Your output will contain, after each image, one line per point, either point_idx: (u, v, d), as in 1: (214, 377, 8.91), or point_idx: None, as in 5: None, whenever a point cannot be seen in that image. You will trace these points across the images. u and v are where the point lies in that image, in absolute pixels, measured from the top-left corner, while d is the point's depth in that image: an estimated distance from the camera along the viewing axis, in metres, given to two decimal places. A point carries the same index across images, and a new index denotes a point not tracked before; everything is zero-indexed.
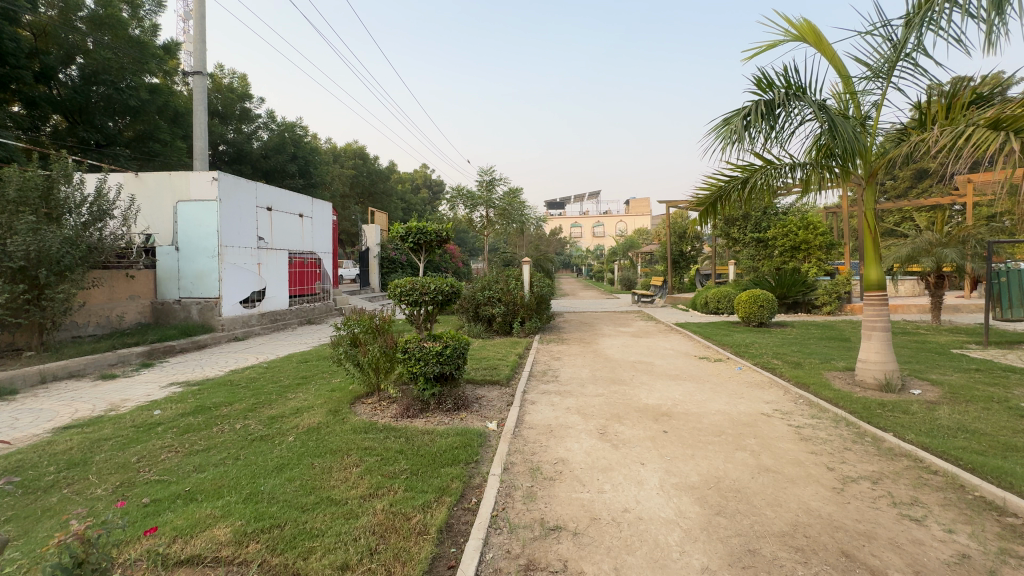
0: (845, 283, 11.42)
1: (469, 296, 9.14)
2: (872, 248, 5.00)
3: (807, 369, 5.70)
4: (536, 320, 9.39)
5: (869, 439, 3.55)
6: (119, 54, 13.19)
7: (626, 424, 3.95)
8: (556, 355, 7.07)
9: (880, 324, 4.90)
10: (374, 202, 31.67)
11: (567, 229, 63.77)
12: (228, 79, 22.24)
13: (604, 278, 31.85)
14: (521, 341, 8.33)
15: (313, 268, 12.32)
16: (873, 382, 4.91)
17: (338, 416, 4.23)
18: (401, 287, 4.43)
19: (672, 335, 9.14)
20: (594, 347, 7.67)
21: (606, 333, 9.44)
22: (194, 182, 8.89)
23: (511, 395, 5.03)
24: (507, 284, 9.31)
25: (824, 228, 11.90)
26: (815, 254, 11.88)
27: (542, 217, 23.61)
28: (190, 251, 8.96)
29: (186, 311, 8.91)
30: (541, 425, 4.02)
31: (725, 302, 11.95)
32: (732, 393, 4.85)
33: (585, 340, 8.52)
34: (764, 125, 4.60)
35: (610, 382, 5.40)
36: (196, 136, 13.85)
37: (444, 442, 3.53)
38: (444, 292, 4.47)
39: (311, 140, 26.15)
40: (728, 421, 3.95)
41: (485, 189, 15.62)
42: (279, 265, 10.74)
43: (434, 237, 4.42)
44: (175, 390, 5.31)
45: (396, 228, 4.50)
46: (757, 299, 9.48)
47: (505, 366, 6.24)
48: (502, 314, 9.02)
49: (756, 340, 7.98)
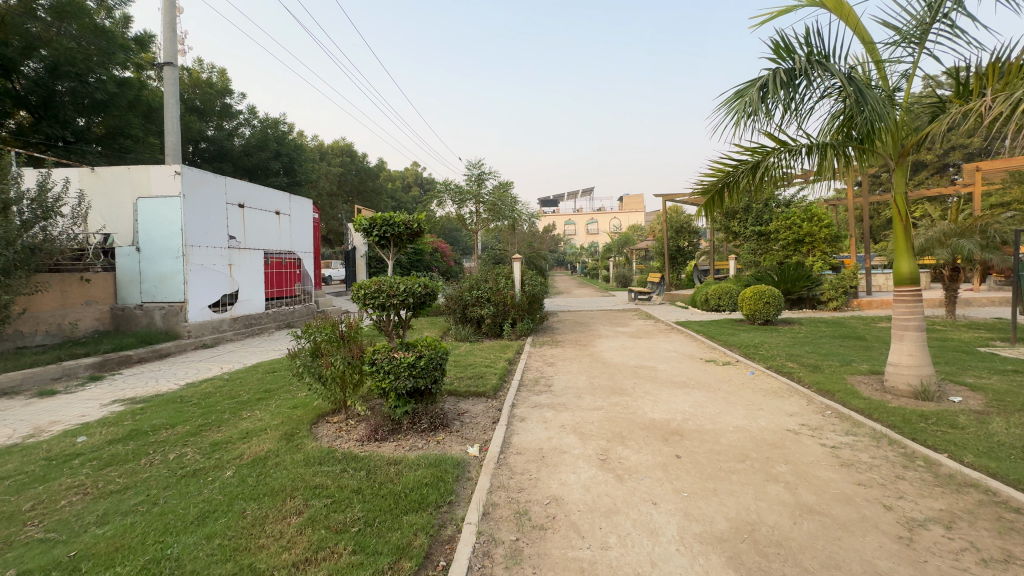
0: (851, 277, 10.94)
1: (456, 296, 8.56)
2: (901, 239, 4.46)
3: (828, 374, 5.14)
4: (529, 321, 8.79)
5: (921, 463, 2.97)
6: (84, 45, 12.28)
7: (630, 446, 3.35)
8: (550, 360, 6.48)
9: (913, 323, 4.36)
10: (363, 201, 30.97)
11: (561, 226, 63.26)
12: (207, 73, 21.37)
13: (599, 276, 31.30)
14: (512, 344, 7.73)
15: (292, 269, 11.64)
16: (907, 388, 4.34)
17: (294, 440, 3.60)
18: (366, 289, 3.73)
19: (672, 334, 8.59)
20: (590, 350, 7.07)
21: (604, 333, 8.84)
22: (155, 177, 8.20)
23: (497, 410, 4.42)
24: (496, 283, 8.70)
25: (828, 219, 11.36)
26: (819, 248, 11.32)
27: (535, 213, 23.00)
28: (152, 253, 8.26)
29: (149, 317, 8.21)
30: (532, 449, 3.40)
31: (726, 299, 11.44)
32: (748, 404, 4.26)
33: (581, 342, 7.92)
34: (784, 97, 3.99)
35: (610, 391, 4.82)
36: (168, 131, 13.07)
37: (412, 476, 2.91)
38: (416, 294, 3.80)
39: (296, 137, 25.32)
40: (750, 442, 3.35)
41: (474, 184, 15.00)
42: (253, 265, 10.04)
43: (408, 225, 3.73)
44: (115, 410, 4.64)
45: (359, 219, 3.78)
46: (763, 296, 8.92)
47: (493, 374, 5.62)
48: (491, 316, 8.43)
49: (765, 339, 7.42)
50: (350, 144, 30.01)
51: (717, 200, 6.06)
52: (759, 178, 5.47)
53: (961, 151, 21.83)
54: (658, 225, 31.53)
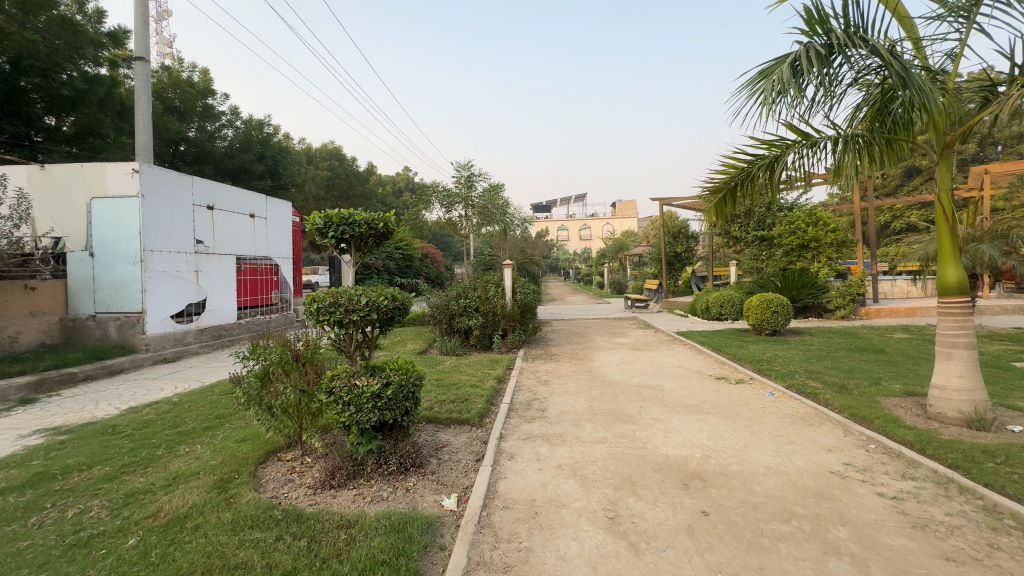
0: (858, 284, 10.45)
1: (441, 305, 7.94)
2: (945, 242, 3.91)
3: (859, 396, 4.54)
4: (520, 332, 8.11)
5: (1011, 523, 2.36)
6: (50, 38, 11.55)
7: (644, 498, 2.70)
8: (544, 378, 5.81)
9: (963, 340, 3.78)
10: (352, 205, 30.23)
11: (554, 231, 62.80)
12: (188, 73, 20.54)
13: (593, 282, 30.81)
14: (502, 358, 7.07)
15: (268, 276, 10.91)
16: (957, 416, 3.75)
17: (228, 490, 2.92)
18: (319, 304, 2.99)
19: (675, 346, 7.99)
20: (588, 366, 6.41)
21: (601, 345, 8.19)
22: (111, 175, 7.48)
23: (482, 443, 3.76)
24: (485, 291, 8.06)
25: (834, 223, 10.88)
26: (825, 253, 10.78)
27: (527, 218, 22.43)
28: (107, 258, 7.52)
29: (103, 329, 7.47)
30: (522, 502, 2.74)
31: (728, 306, 10.87)
32: (776, 435, 3.64)
33: (577, 355, 7.26)
34: (822, 73, 3.38)
35: (614, 419, 4.16)
36: (140, 129, 12.29)
37: (365, 548, 2.24)
38: (383, 308, 3.09)
39: (281, 140, 24.54)
40: (790, 491, 2.73)
41: (464, 186, 14.42)
42: (224, 272, 9.32)
43: (373, 223, 3.05)
44: (28, 445, 3.90)
45: (312, 218, 3.07)
46: (770, 304, 8.35)
47: (479, 396, 4.96)
48: (480, 326, 7.77)
49: (776, 352, 6.83)
50: (338, 147, 29.32)
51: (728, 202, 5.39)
52: (778, 175, 4.88)
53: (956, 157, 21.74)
54: (652, 230, 31.11)
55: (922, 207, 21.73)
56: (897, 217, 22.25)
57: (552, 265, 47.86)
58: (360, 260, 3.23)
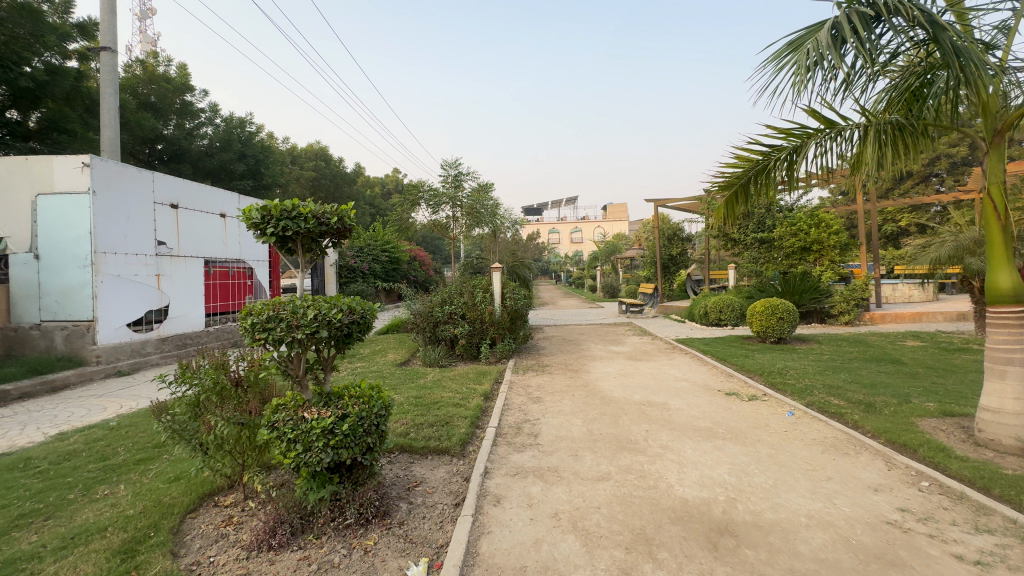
0: (863, 288, 10.03)
1: (425, 312, 7.38)
2: (996, 242, 3.41)
3: (891, 416, 4.04)
4: (511, 341, 7.53)
5: None
6: (9, 25, 10.74)
7: (664, 566, 2.13)
8: (536, 394, 5.23)
9: (1019, 356, 3.29)
10: None
11: (545, 234, 62.44)
12: (164, 68, 19.62)
13: (585, 285, 30.38)
14: (490, 370, 6.49)
15: (241, 280, 10.23)
16: (1014, 445, 3.24)
17: (136, 558, 2.30)
18: (254, 319, 2.36)
19: (675, 355, 7.47)
20: (584, 379, 5.85)
21: (597, 354, 7.65)
22: (58, 169, 6.78)
23: (464, 481, 3.17)
24: (472, 297, 7.47)
25: (837, 225, 10.44)
26: (827, 256, 10.35)
27: (517, 220, 21.92)
28: (54, 261, 6.81)
29: (48, 339, 6.76)
30: (510, 572, 2.15)
31: (728, 311, 10.43)
32: (811, 471, 3.10)
33: (571, 367, 6.70)
34: (867, 40, 2.86)
35: (618, 447, 3.59)
36: (107, 123, 11.52)
37: None
38: (337, 325, 2.46)
39: (263, 139, 23.71)
40: (846, 554, 2.18)
41: (451, 185, 13.85)
42: (190, 276, 8.62)
43: (324, 215, 2.43)
44: None
45: (247, 210, 2.41)
46: (775, 310, 7.88)
47: (463, 417, 4.37)
48: (466, 335, 7.20)
49: (786, 363, 6.33)
50: (324, 147, 28.56)
51: (740, 199, 4.84)
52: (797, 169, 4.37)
53: (946, 160, 21.72)
54: (644, 233, 30.80)
55: (913, 210, 21.67)
56: (888, 221, 22.16)
57: (543, 269, 47.41)
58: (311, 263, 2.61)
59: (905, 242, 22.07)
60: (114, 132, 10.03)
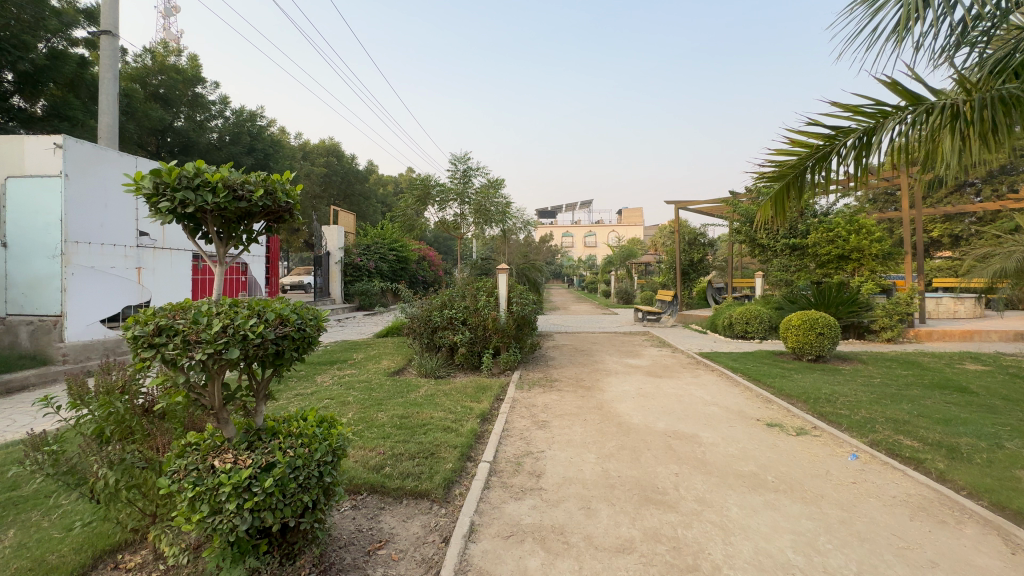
0: (907, 302, 9.10)
1: (422, 316, 6.72)
2: None
3: (987, 467, 3.22)
4: (516, 351, 6.78)
5: None
6: (8, 6, 10.27)
7: None
8: (542, 417, 4.49)
9: None
10: (350, 204, 29.12)
11: (559, 238, 61.65)
12: (174, 58, 19.28)
13: (598, 290, 29.56)
14: (492, 384, 5.78)
15: (234, 276, 9.67)
16: None
17: None
18: (137, 332, 1.66)
19: (701, 372, 6.67)
20: (598, 400, 5.09)
21: (612, 368, 6.86)
22: (29, 150, 6.23)
23: (442, 544, 2.43)
24: (474, 301, 6.77)
25: (879, 232, 9.52)
26: (867, 265, 9.43)
27: (529, 220, 21.19)
28: (22, 250, 6.26)
29: (12, 335, 6.16)
30: None
31: (756, 324, 9.58)
32: (907, 551, 2.31)
33: (583, 383, 5.93)
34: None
35: (642, 500, 2.83)
36: (106, 110, 11.00)
37: None
38: (257, 344, 1.74)
39: (274, 133, 23.32)
40: None
41: (460, 181, 13.18)
42: (176, 270, 8.07)
43: (241, 185, 1.72)
44: None
45: (139, 174, 1.72)
46: (814, 325, 7.01)
47: (453, 447, 3.64)
48: (466, 343, 6.50)
49: (832, 387, 5.49)
50: (336, 144, 28.18)
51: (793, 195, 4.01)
52: (866, 158, 3.57)
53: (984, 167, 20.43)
54: (661, 238, 29.89)
55: (947, 221, 20.54)
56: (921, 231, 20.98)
57: (556, 272, 46.62)
58: (231, 250, 1.92)
59: (939, 254, 20.84)
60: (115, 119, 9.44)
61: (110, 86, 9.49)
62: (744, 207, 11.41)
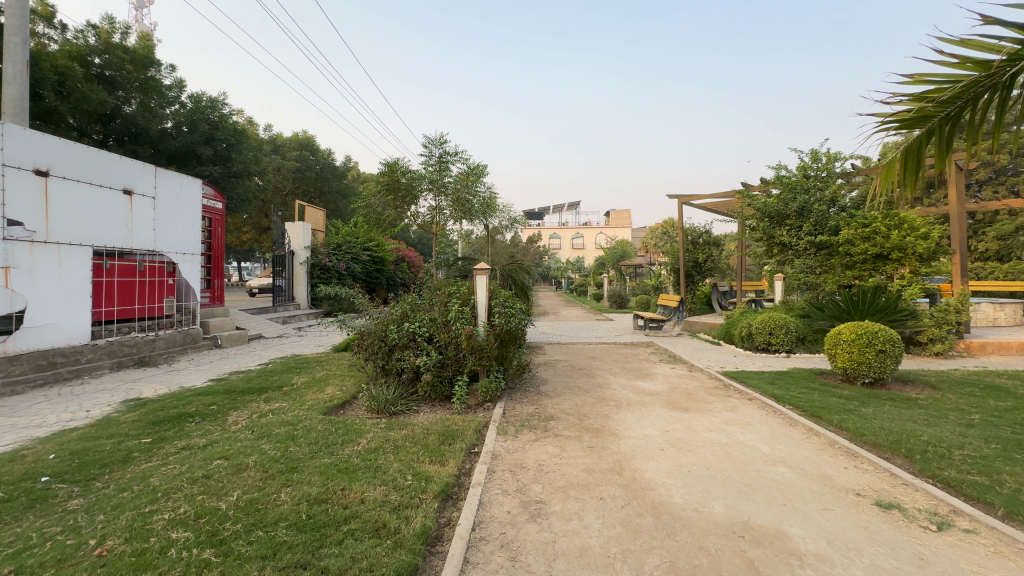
0: (960, 308, 7.80)
1: (376, 331, 5.13)
2: None
3: None
4: (499, 376, 5.23)
5: None
6: None
7: None
8: (537, 495, 2.95)
9: None
10: (325, 202, 27.30)
11: (546, 239, 60.25)
12: (120, 34, 16.84)
13: (588, 293, 28.20)
14: (464, 427, 4.22)
15: (157, 279, 7.95)
16: None
17: None
18: None
19: (736, 402, 5.19)
20: (615, 457, 3.56)
21: (621, 397, 5.33)
22: None
23: None
24: (443, 312, 5.19)
25: (922, 227, 8.16)
26: (909, 266, 8.10)
27: (517, 218, 19.67)
28: None
29: None
30: None
31: (780, 334, 8.19)
32: None
33: (589, 422, 4.40)
34: None
35: None
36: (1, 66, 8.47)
37: None
38: None
39: (238, 123, 21.37)
40: None
41: (435, 168, 11.52)
42: (70, 270, 6.38)
43: None
44: None
45: None
46: (873, 341, 5.59)
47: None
48: (431, 368, 4.92)
49: (926, 430, 4.05)
50: (309, 136, 26.31)
51: (940, 145, 2.52)
52: None
53: (988, 164, 19.46)
54: (653, 238, 28.64)
55: None
56: None
57: (543, 274, 45.01)
58: None
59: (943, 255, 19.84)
60: (25, 91, 7.59)
61: (16, 50, 7.51)
62: (760, 201, 10.00)
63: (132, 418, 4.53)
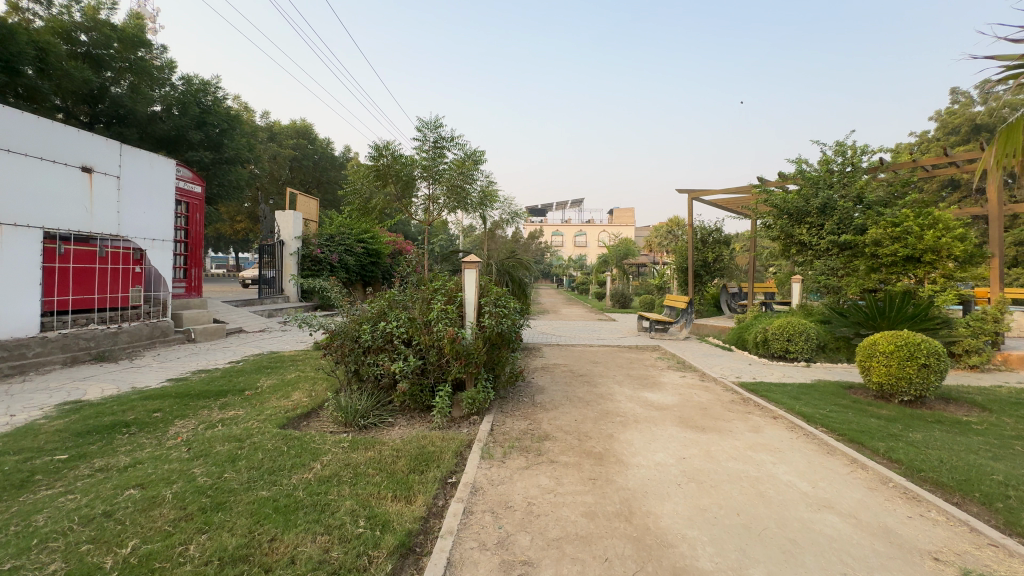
0: (999, 317, 7.10)
1: (348, 329, 4.49)
2: None
3: None
4: (488, 386, 4.58)
5: None
6: None
7: None
8: (523, 553, 2.27)
9: None
10: (322, 193, 26.64)
11: (548, 236, 59.49)
12: (108, 12, 16.01)
13: (590, 291, 27.51)
14: (442, 447, 3.56)
15: (121, 267, 7.30)
16: None
17: None
18: None
19: (759, 421, 4.51)
20: (622, 495, 2.89)
21: (628, 412, 4.66)
22: None
23: None
24: (425, 310, 4.54)
25: (959, 227, 7.43)
26: (944, 269, 7.39)
27: (518, 212, 18.99)
28: None
29: None
30: None
31: (800, 341, 7.52)
32: None
33: (590, 445, 3.73)
34: None
35: None
36: None
37: None
38: None
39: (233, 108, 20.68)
40: None
41: (430, 154, 10.81)
42: (16, 255, 5.73)
43: None
44: None
45: None
46: (915, 354, 4.90)
47: None
48: (409, 375, 4.27)
49: (995, 465, 3.37)
50: (307, 125, 25.61)
51: None
52: None
53: None
54: (658, 237, 27.90)
55: None
56: None
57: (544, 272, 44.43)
58: None
59: None
60: None
61: None
62: (778, 196, 9.30)
63: (56, 427, 3.87)
